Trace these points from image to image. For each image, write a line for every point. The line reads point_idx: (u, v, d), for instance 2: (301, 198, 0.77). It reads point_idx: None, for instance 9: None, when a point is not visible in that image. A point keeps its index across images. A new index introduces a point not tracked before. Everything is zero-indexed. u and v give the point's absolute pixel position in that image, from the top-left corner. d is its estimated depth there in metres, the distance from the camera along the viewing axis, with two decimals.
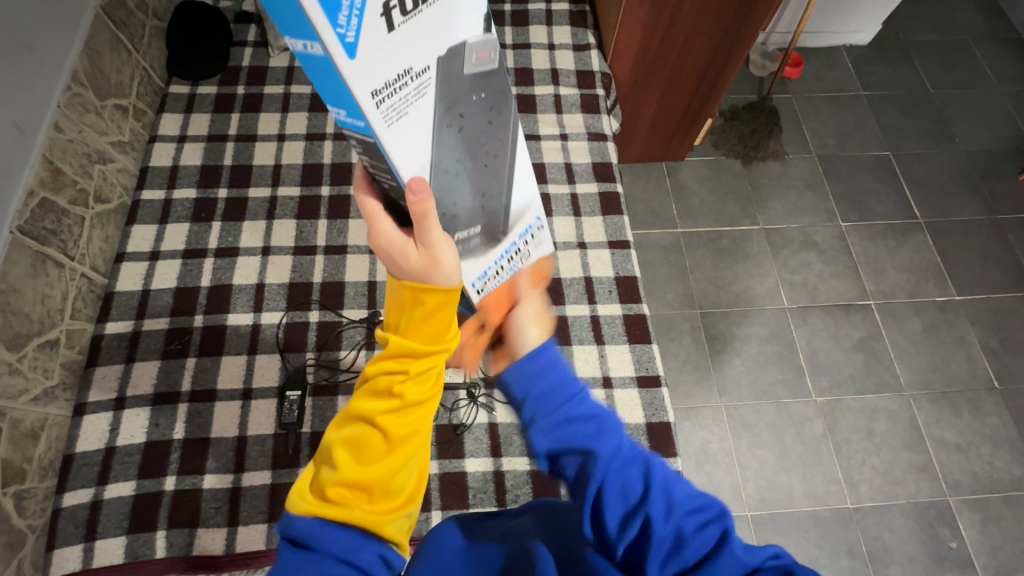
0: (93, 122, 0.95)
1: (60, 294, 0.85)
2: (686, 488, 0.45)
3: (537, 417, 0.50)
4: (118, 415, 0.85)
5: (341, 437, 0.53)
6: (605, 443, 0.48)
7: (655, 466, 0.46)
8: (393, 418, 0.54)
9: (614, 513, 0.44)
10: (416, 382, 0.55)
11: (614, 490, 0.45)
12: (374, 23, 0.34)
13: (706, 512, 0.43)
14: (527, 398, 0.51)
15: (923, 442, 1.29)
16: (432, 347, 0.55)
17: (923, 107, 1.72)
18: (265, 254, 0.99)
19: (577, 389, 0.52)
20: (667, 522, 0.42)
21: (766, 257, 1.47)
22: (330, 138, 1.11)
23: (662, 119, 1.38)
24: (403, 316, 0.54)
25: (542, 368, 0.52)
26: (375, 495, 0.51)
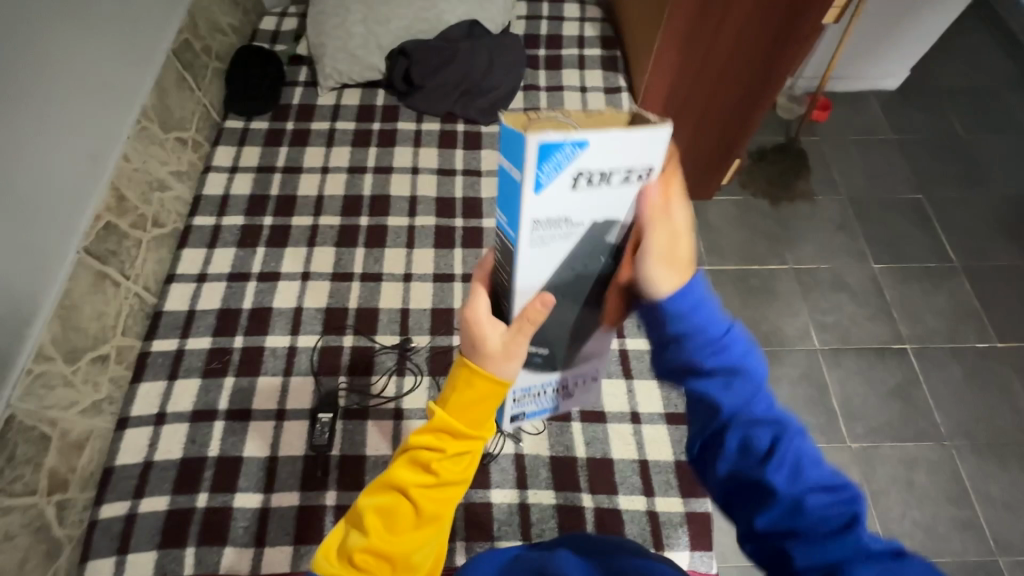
0: (157, 152, 1.03)
1: (115, 311, 0.90)
2: (819, 468, 0.49)
3: (689, 343, 0.53)
4: (158, 430, 0.88)
5: (373, 503, 0.56)
6: (744, 389, 0.52)
7: (790, 438, 0.50)
8: (425, 494, 0.56)
9: (731, 456, 0.51)
10: (455, 462, 0.57)
11: (742, 440, 0.51)
12: (565, 184, 0.47)
13: (836, 495, 0.48)
14: (677, 326, 0.53)
15: (968, 496, 1.22)
16: (476, 432, 0.58)
17: (956, 151, 1.71)
18: (304, 279, 1.03)
19: (721, 329, 0.53)
20: (791, 490, 0.48)
21: (796, 297, 1.46)
22: (370, 171, 1.17)
23: (690, 159, 1.41)
24: (452, 393, 0.57)
25: (693, 304, 0.53)
26: (397, 567, 0.54)
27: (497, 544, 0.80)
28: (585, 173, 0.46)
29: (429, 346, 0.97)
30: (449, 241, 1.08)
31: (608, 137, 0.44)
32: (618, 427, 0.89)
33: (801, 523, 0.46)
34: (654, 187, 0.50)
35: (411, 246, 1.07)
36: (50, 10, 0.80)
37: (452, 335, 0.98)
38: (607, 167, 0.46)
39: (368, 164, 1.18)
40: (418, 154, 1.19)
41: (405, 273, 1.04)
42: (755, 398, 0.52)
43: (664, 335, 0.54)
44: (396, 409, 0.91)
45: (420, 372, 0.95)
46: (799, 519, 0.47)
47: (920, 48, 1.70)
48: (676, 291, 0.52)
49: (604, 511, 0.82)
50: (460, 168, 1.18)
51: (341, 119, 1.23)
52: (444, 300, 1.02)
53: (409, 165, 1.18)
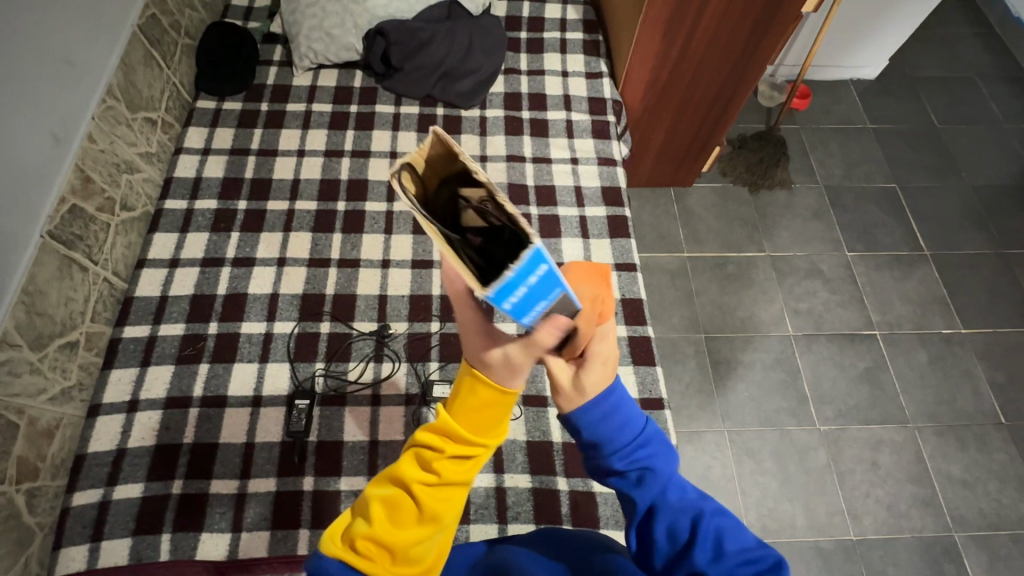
0: (124, 133, 1.00)
1: (83, 297, 0.88)
2: (741, 542, 0.50)
3: (600, 456, 0.58)
4: (131, 418, 0.87)
5: (379, 494, 0.57)
6: (656, 482, 0.56)
7: (708, 517, 0.52)
8: (428, 492, 0.56)
9: (662, 549, 0.53)
10: (459, 462, 0.58)
11: (666, 528, 0.53)
12: None
13: (759, 564, 0.48)
14: (592, 432, 0.58)
15: (928, 475, 1.28)
16: (482, 437, 0.58)
17: (931, 141, 1.75)
18: (280, 265, 1.02)
19: (635, 432, 0.59)
20: (715, 569, 0.48)
21: (771, 284, 1.48)
22: (347, 155, 1.15)
23: (670, 146, 1.41)
24: (459, 397, 0.58)
25: (609, 410, 0.58)
26: (397, 557, 0.53)
27: (473, 528, 0.81)
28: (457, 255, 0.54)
29: (407, 333, 0.97)
30: (427, 227, 1.07)
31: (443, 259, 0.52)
32: None
33: None
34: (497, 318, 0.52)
35: (389, 232, 1.06)
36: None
37: (430, 322, 0.98)
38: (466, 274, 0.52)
39: (345, 147, 1.16)
40: (396, 138, 1.17)
41: (382, 259, 1.04)
42: (669, 487, 0.56)
43: (587, 446, 0.59)
44: (374, 395, 0.92)
45: (398, 357, 0.95)
46: None
47: (899, 37, 1.72)
48: (588, 405, 0.58)
49: (578, 494, 0.84)
50: None
51: (318, 101, 1.21)
52: (422, 287, 1.01)
53: (387, 149, 1.16)
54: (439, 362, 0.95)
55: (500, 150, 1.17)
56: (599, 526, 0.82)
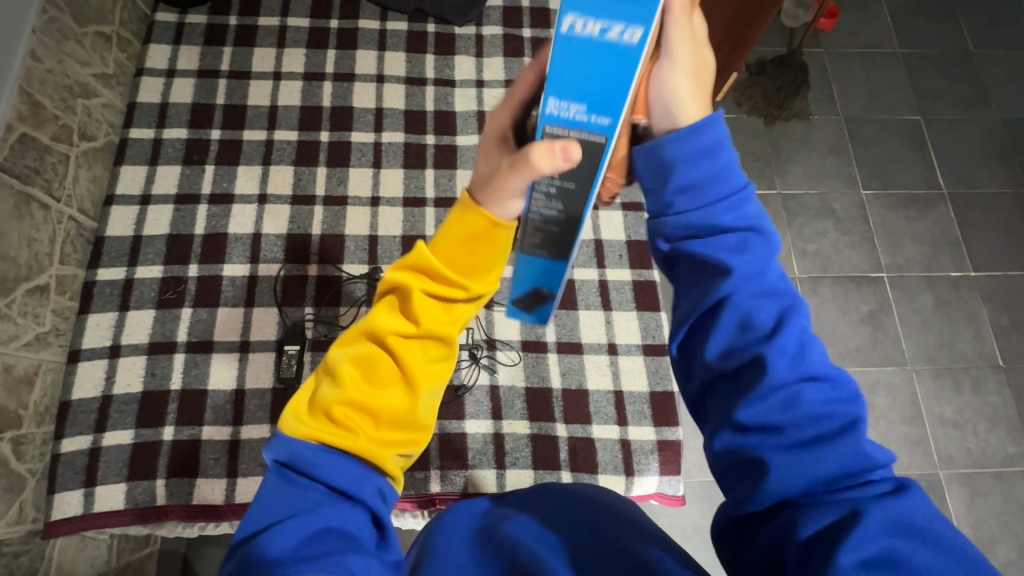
0: (74, 51, 0.88)
1: (48, 238, 0.82)
2: (820, 358, 0.44)
3: (674, 206, 0.45)
4: (114, 363, 0.83)
5: (348, 356, 0.50)
6: (751, 260, 0.44)
7: (797, 318, 0.44)
8: (404, 345, 0.50)
9: (727, 332, 0.44)
10: (443, 310, 0.50)
11: (745, 315, 0.44)
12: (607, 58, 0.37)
13: (836, 391, 0.43)
14: (679, 179, 0.44)
15: (921, 417, 1.29)
16: (468, 278, 0.48)
17: (962, 69, 1.62)
18: (261, 203, 0.94)
19: (737, 192, 0.45)
20: (788, 375, 0.42)
21: (780, 224, 1.42)
22: (329, 79, 1.03)
23: None
24: (441, 231, 0.47)
25: (706, 154, 0.43)
26: (380, 422, 0.49)
27: (471, 474, 0.81)
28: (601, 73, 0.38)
29: None
30: (419, 161, 0.99)
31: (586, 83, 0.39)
32: (594, 359, 0.88)
33: (795, 414, 0.41)
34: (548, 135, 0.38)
35: (378, 166, 0.98)
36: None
37: None
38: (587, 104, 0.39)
39: (326, 69, 1.04)
40: (383, 59, 1.05)
41: (371, 197, 0.96)
42: (765, 269, 0.45)
43: (657, 199, 0.46)
44: None
45: None
46: (791, 410, 0.41)
47: None
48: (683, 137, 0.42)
49: (577, 441, 0.83)
50: (431, 77, 1.05)
51: (293, 15, 1.07)
52: (415, 227, 0.95)
53: (373, 72, 1.04)
54: None
55: (498, 74, 1.05)
56: (598, 472, 0.82)
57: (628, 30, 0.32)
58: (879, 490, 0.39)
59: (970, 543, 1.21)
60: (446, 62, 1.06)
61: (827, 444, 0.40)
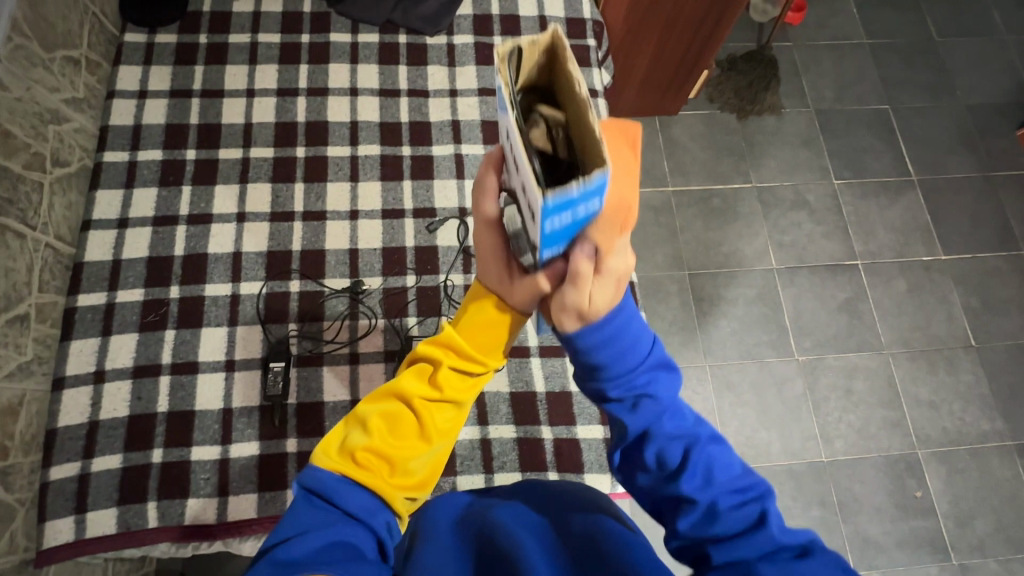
0: (42, 77, 0.88)
1: (25, 267, 0.82)
2: (728, 470, 0.51)
3: (597, 375, 0.54)
4: (99, 389, 0.84)
5: (377, 409, 0.58)
6: (654, 409, 0.54)
7: (703, 445, 0.52)
8: (426, 405, 0.58)
9: (650, 472, 0.53)
10: (461, 379, 0.60)
11: (659, 452, 0.52)
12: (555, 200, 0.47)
13: (746, 494, 0.50)
14: (596, 354, 0.53)
15: (899, 399, 1.33)
16: (485, 356, 0.60)
17: (927, 57, 1.65)
18: (240, 221, 0.95)
19: (638, 357, 0.54)
20: (705, 495, 0.49)
21: (757, 217, 1.45)
22: (303, 94, 1.04)
23: (656, 71, 1.31)
24: (465, 316, 0.60)
25: (614, 332, 0.53)
26: (395, 471, 0.56)
27: (461, 479, 0.83)
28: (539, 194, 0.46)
29: (382, 289, 0.93)
30: (396, 173, 1.00)
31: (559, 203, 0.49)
32: None
33: (715, 525, 0.47)
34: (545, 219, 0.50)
35: (355, 179, 0.99)
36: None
37: (406, 275, 0.94)
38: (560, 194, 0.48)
39: (300, 85, 1.04)
40: (356, 72, 1.06)
41: (350, 210, 0.97)
42: (667, 413, 0.54)
43: (585, 367, 0.55)
44: (352, 353, 0.89)
45: (375, 314, 0.91)
46: (711, 522, 0.48)
47: None
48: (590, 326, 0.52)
49: (562, 442, 0.85)
50: (404, 88, 1.06)
51: (264, 31, 1.07)
52: (395, 239, 0.96)
53: (346, 86, 1.05)
54: (417, 317, 0.92)
55: (470, 82, 1.06)
56: (583, 471, 0.84)
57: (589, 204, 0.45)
58: (791, 557, 0.43)
59: (949, 519, 1.25)
60: (419, 72, 1.07)
61: (747, 541, 0.45)
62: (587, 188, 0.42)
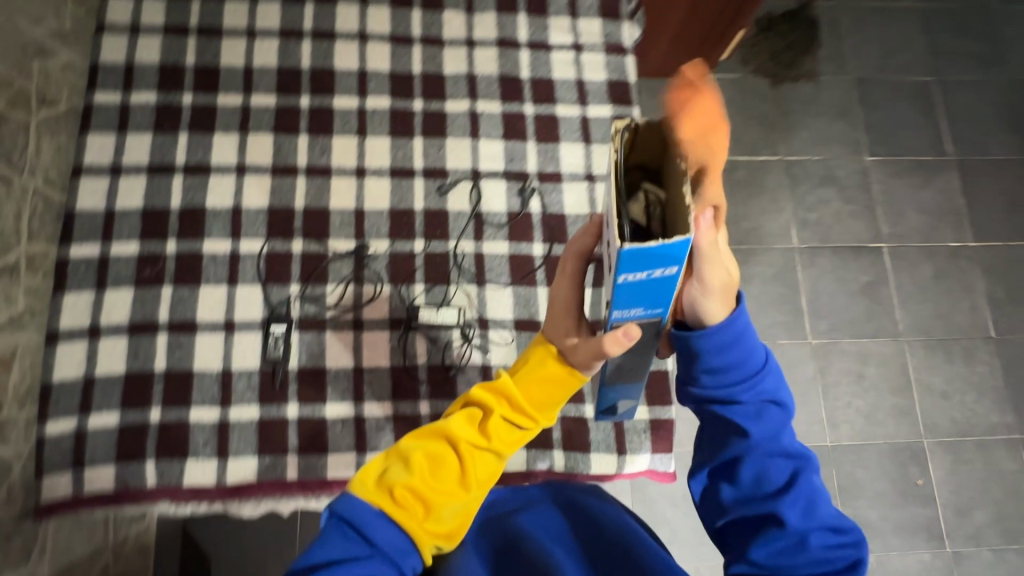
0: (24, 5, 0.80)
1: (13, 214, 0.77)
2: (828, 508, 0.53)
3: (709, 381, 0.54)
4: (94, 344, 0.81)
5: (421, 446, 0.56)
6: (768, 427, 0.54)
7: (809, 474, 0.54)
8: (473, 452, 0.57)
9: (744, 484, 0.54)
10: (509, 432, 0.59)
11: (761, 472, 0.53)
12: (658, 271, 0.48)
13: (840, 534, 0.52)
14: (716, 357, 0.53)
15: (910, 387, 1.30)
16: (535, 411, 0.59)
17: (980, 25, 1.53)
18: (239, 174, 0.89)
19: (757, 373, 0.54)
20: (800, 524, 0.51)
21: (782, 192, 1.38)
22: (308, 37, 0.96)
23: (688, 28, 1.22)
24: (526, 367, 0.59)
25: (735, 341, 0.53)
26: (431, 515, 0.54)
27: None
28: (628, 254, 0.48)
29: (388, 252, 0.89)
30: (407, 129, 0.93)
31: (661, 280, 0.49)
32: None
33: (800, 555, 0.50)
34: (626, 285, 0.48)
35: (363, 134, 0.93)
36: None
37: (414, 240, 0.89)
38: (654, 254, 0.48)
39: (305, 26, 0.96)
40: (366, 14, 0.97)
41: (357, 167, 0.91)
42: (783, 433, 0.55)
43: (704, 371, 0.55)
44: (356, 319, 0.86)
45: (380, 279, 0.87)
46: (798, 553, 0.50)
47: None
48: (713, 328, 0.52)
49: (570, 421, 0.83)
50: (418, 35, 0.98)
51: None
52: (403, 200, 0.91)
53: (355, 29, 0.97)
54: (425, 285, 0.88)
55: (489, 32, 0.98)
56: (590, 451, 0.82)
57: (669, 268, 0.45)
58: None
59: (948, 508, 1.25)
60: (434, 18, 0.98)
61: None
62: (669, 246, 0.43)
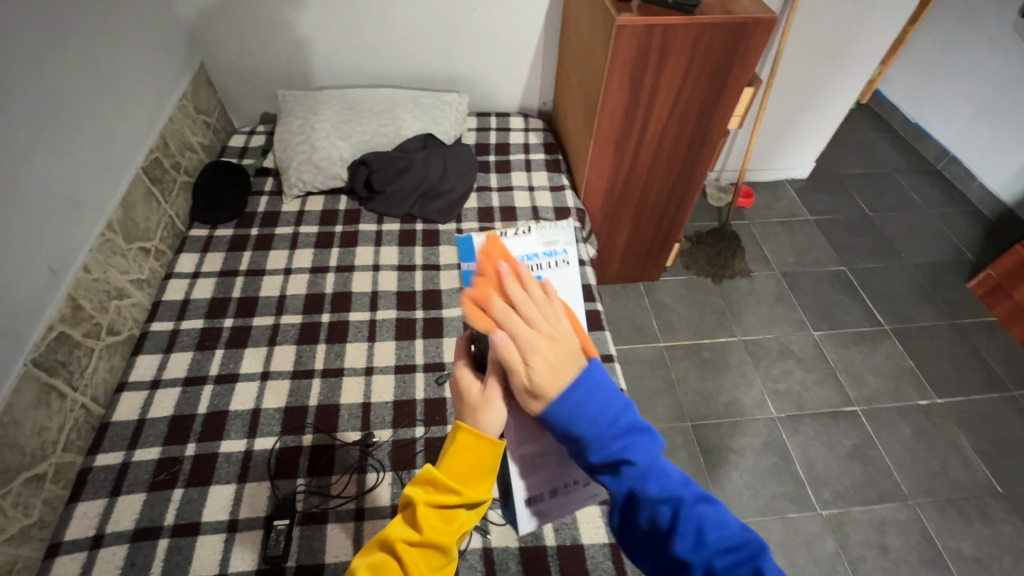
0: (118, 262, 1.05)
1: (57, 425, 0.87)
2: (721, 529, 0.52)
3: (585, 439, 0.53)
4: (93, 555, 0.81)
5: (366, 560, 0.59)
6: (637, 472, 0.53)
7: (690, 508, 0.52)
8: (412, 551, 0.57)
9: (643, 529, 0.54)
10: (443, 522, 0.58)
11: (648, 517, 0.53)
12: None
13: (741, 553, 0.50)
14: (574, 421, 0.53)
15: (942, 557, 1.23)
16: (463, 488, 0.58)
17: (867, 228, 1.93)
18: (263, 379, 1.02)
19: (614, 415, 0.55)
20: (699, 556, 0.50)
21: (748, 367, 1.53)
22: (333, 270, 1.21)
23: (634, 245, 1.53)
24: (446, 450, 0.60)
25: (586, 394, 0.54)
26: None
27: None
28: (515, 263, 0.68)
29: (391, 440, 0.96)
30: (410, 332, 1.11)
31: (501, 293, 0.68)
32: (586, 510, 0.88)
33: None
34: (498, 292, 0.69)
35: (372, 339, 1.10)
36: (16, 119, 0.84)
37: (415, 426, 0.98)
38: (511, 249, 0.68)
39: (330, 263, 1.23)
40: (379, 252, 1.26)
41: (366, 367, 1.05)
42: (650, 476, 0.54)
43: (563, 439, 0.55)
44: (358, 509, 0.88)
45: (383, 467, 0.92)
46: None
47: (820, 144, 1.97)
48: (565, 392, 0.53)
49: None
50: (420, 263, 1.24)
51: (305, 224, 1.31)
52: (406, 391, 1.02)
53: (370, 263, 1.23)
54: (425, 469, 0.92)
55: None
56: None
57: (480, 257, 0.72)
58: None
59: None
60: (432, 251, 1.27)
61: None
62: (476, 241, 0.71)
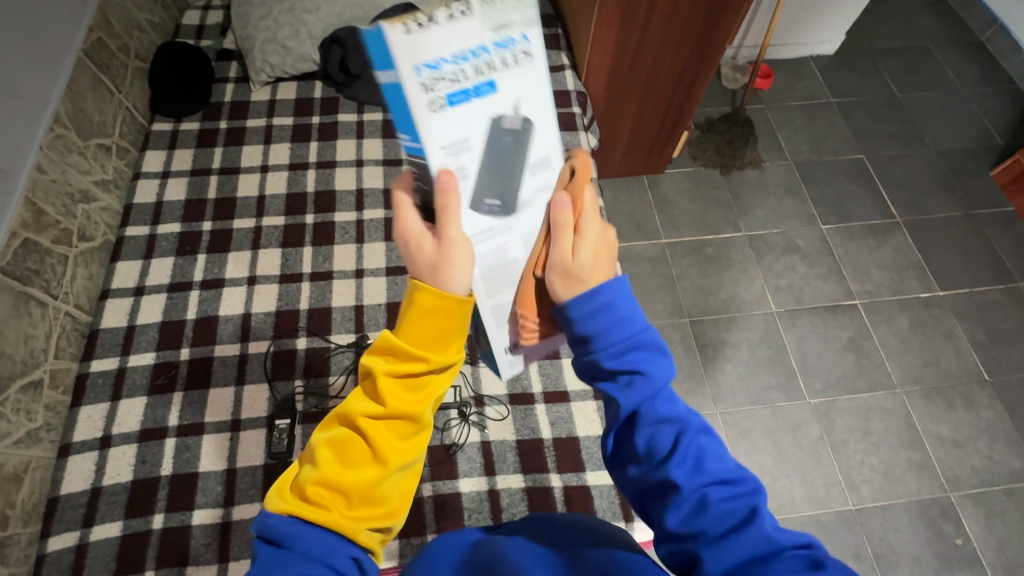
0: (76, 162, 0.96)
1: (44, 334, 0.85)
2: (721, 463, 0.48)
3: (597, 344, 0.50)
4: (104, 453, 0.84)
5: (324, 439, 0.53)
6: (648, 387, 0.49)
7: (694, 433, 0.48)
8: (378, 425, 0.52)
9: (639, 455, 0.49)
10: (410, 391, 0.53)
11: (647, 437, 0.48)
12: (423, 108, 0.45)
13: (738, 488, 0.46)
14: (587, 327, 0.50)
15: (920, 438, 1.29)
16: (429, 352, 0.53)
17: (893, 111, 1.77)
18: (251, 284, 0.99)
19: (634, 331, 0.51)
20: (693, 484, 0.45)
21: (750, 262, 1.49)
22: (312, 167, 1.13)
23: (638, 135, 1.42)
24: (405, 313, 0.53)
25: (608, 307, 0.50)
26: (353, 500, 0.51)
27: None
28: (450, 73, 0.45)
29: None
30: None
31: (436, 121, 0.45)
32: (582, 405, 0.89)
33: (705, 523, 0.44)
34: (431, 122, 0.45)
35: (361, 241, 1.04)
36: None
37: None
38: (438, 51, 0.44)
39: (310, 159, 1.13)
40: (362, 145, 1.15)
41: (356, 269, 1.01)
42: (659, 395, 0.50)
43: (574, 340, 0.52)
44: None
45: None
46: (703, 519, 0.44)
47: (853, 12, 1.74)
48: (585, 294, 0.50)
49: (572, 489, 0.83)
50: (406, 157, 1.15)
51: (278, 115, 1.19)
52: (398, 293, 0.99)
53: (353, 158, 1.14)
54: None
55: None
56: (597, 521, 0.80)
57: (388, 73, 0.45)
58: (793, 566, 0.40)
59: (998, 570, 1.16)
60: None
61: (740, 543, 0.42)
62: (377, 53, 0.44)
